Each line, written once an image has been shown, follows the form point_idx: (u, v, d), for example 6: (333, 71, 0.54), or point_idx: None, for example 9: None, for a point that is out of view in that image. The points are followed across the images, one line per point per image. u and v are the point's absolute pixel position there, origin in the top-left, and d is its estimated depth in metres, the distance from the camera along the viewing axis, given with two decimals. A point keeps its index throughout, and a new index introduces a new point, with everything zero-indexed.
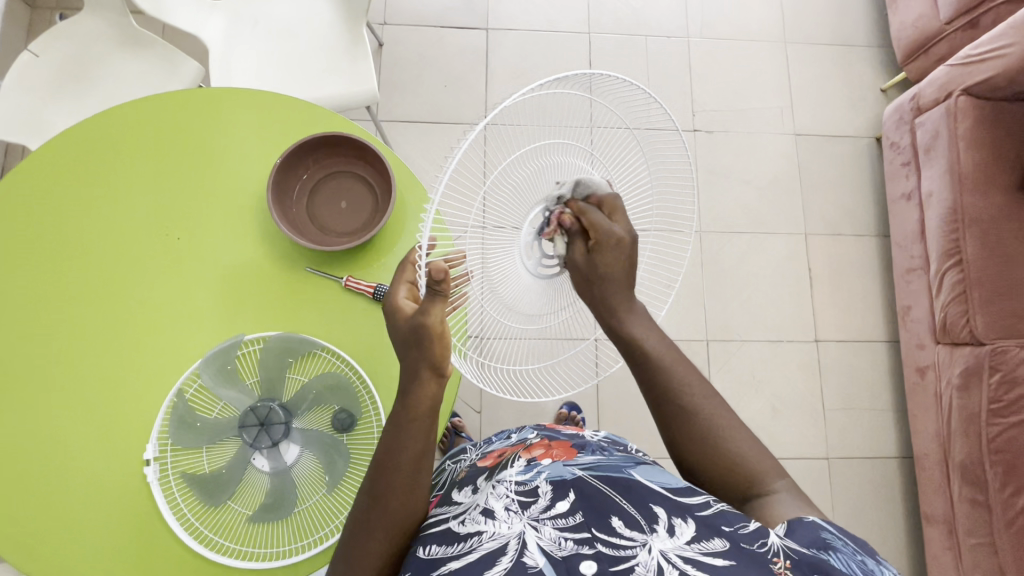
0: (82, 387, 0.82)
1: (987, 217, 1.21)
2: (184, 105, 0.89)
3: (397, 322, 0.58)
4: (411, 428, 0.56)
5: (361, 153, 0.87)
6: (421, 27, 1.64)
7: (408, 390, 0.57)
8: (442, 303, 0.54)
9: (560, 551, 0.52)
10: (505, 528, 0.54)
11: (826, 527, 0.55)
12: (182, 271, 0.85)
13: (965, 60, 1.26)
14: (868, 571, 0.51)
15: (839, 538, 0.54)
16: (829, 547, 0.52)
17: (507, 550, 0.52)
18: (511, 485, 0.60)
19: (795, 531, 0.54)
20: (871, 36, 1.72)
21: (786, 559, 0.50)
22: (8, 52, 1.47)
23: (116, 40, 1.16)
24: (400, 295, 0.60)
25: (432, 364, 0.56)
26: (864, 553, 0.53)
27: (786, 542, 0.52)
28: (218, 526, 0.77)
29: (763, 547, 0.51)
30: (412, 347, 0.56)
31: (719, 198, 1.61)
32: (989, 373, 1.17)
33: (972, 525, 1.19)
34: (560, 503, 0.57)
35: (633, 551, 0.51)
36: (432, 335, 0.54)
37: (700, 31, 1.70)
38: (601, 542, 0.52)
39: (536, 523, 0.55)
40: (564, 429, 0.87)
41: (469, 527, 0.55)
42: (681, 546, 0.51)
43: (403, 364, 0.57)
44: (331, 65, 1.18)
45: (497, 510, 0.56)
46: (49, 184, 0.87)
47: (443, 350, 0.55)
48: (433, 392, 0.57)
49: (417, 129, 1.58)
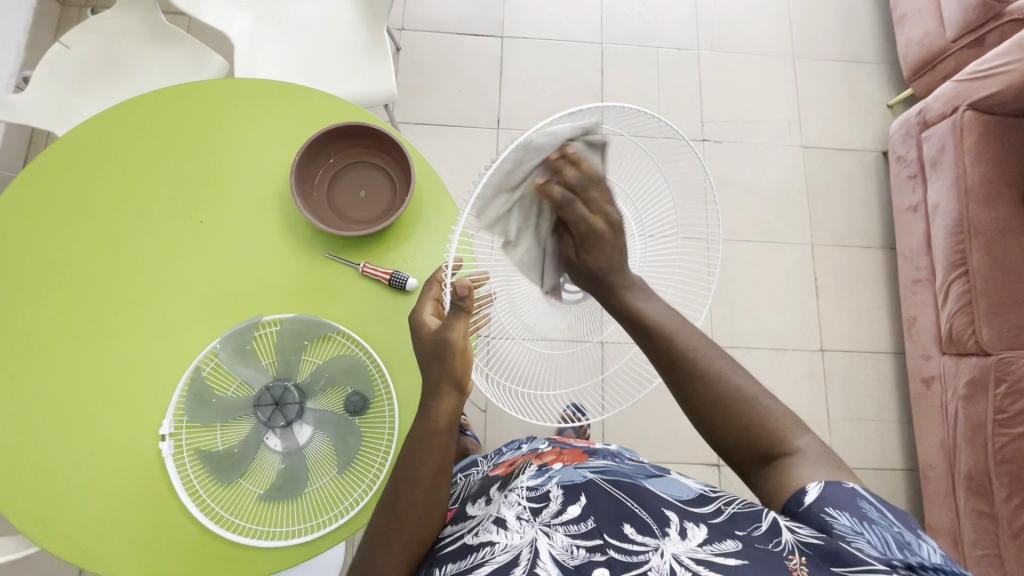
0: (103, 358, 0.83)
1: (993, 229, 1.23)
2: (207, 93, 0.92)
3: (421, 336, 0.59)
4: (429, 442, 0.57)
5: (381, 145, 0.90)
6: (438, 33, 1.68)
7: (428, 403, 0.57)
8: (465, 320, 0.55)
9: (573, 559, 0.52)
10: (517, 538, 0.54)
11: (865, 496, 0.53)
12: (203, 251, 0.87)
13: (971, 76, 1.29)
14: (903, 543, 0.50)
15: (876, 508, 0.52)
16: (864, 517, 0.51)
17: (520, 561, 0.52)
18: (523, 493, 0.61)
19: (827, 496, 0.53)
20: (878, 54, 1.76)
21: (800, 556, 0.49)
22: (40, 46, 1.52)
23: (146, 34, 1.20)
24: (426, 310, 0.61)
25: (454, 379, 0.56)
26: (903, 527, 0.52)
27: (800, 535, 0.51)
28: (230, 503, 0.78)
29: (777, 546, 0.50)
30: (434, 361, 0.56)
31: (726, 206, 1.63)
32: (994, 383, 1.18)
33: (977, 537, 1.18)
34: (571, 507, 0.58)
35: (644, 556, 0.51)
36: (453, 349, 0.55)
37: (710, 44, 1.74)
38: (613, 549, 0.52)
39: (548, 530, 0.55)
40: (575, 441, 0.87)
41: (482, 537, 0.56)
42: (693, 549, 0.51)
43: (425, 377, 0.58)
44: (354, 65, 1.21)
45: (509, 519, 0.57)
46: (82, 162, 0.90)
47: (464, 365, 0.56)
48: (451, 406, 0.57)
49: (431, 131, 1.61)
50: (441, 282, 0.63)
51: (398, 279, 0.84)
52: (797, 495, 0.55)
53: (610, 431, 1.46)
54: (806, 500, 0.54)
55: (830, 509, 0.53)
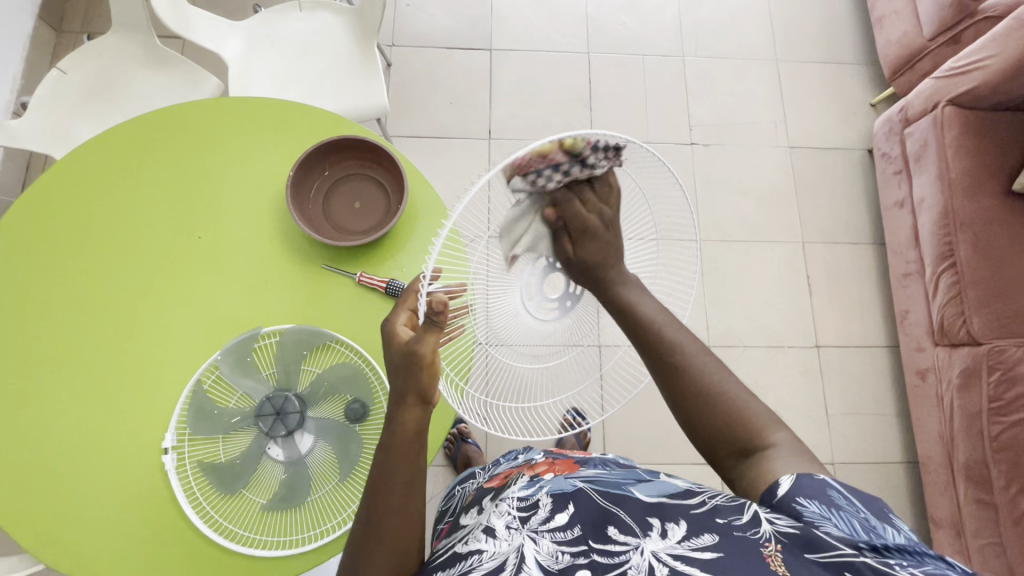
0: (107, 375, 0.84)
1: (978, 220, 1.25)
2: (204, 112, 0.95)
3: (392, 348, 0.57)
4: (399, 451, 0.56)
5: (375, 156, 0.92)
6: (428, 49, 1.71)
7: (393, 414, 0.56)
8: (436, 334, 0.54)
9: (557, 564, 0.53)
10: (505, 546, 0.55)
11: (834, 485, 0.54)
12: (202, 266, 0.89)
13: (949, 73, 1.32)
14: (871, 528, 0.51)
15: (844, 496, 0.53)
16: (833, 504, 0.52)
17: (506, 565, 0.52)
18: (513, 502, 0.62)
19: (800, 487, 0.54)
20: (858, 54, 1.80)
21: (777, 543, 0.49)
22: (36, 74, 1.54)
23: (142, 57, 1.23)
24: (398, 321, 0.59)
25: (419, 392, 0.56)
26: (869, 512, 0.53)
27: (778, 526, 0.51)
28: (234, 514, 0.78)
29: (755, 533, 0.51)
30: (401, 372, 0.56)
31: (717, 207, 1.65)
32: (988, 372, 1.19)
33: (980, 526, 1.19)
34: (559, 515, 0.59)
35: (625, 556, 0.52)
36: (421, 363, 0.54)
37: (695, 51, 1.77)
38: (597, 552, 0.53)
39: (535, 536, 0.56)
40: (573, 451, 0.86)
41: (470, 546, 0.57)
42: (672, 545, 0.52)
43: (390, 388, 0.57)
44: (346, 81, 1.24)
45: (498, 528, 0.58)
46: (83, 183, 0.91)
47: (430, 378, 0.56)
48: (416, 418, 0.56)
49: (423, 144, 1.64)
50: (419, 292, 0.60)
51: (394, 287, 0.85)
52: (771, 489, 0.56)
53: (610, 434, 1.46)
54: (779, 492, 0.54)
55: (801, 498, 0.53)
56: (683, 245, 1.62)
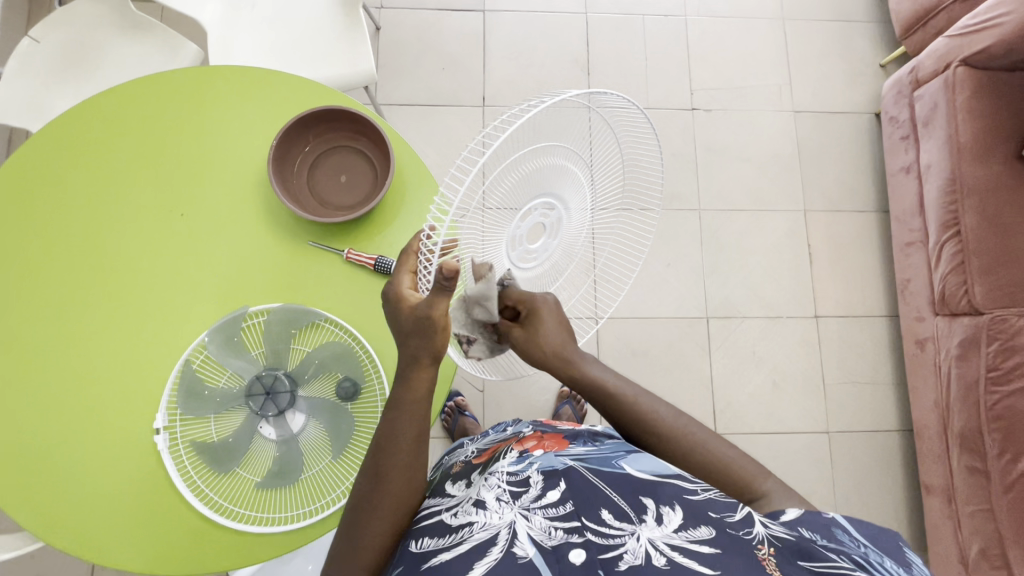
0: (96, 357, 0.83)
1: (986, 187, 1.22)
2: (178, 84, 0.90)
3: (401, 314, 0.57)
4: (409, 412, 0.59)
5: (361, 128, 0.88)
6: (419, 11, 1.64)
7: (407, 374, 0.59)
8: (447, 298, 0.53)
9: (550, 540, 0.52)
10: (496, 518, 0.55)
11: (842, 528, 0.55)
12: (184, 246, 0.86)
13: (963, 30, 1.26)
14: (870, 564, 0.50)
15: (850, 537, 0.53)
16: (833, 538, 0.53)
17: (497, 540, 0.52)
18: (503, 477, 0.62)
19: (803, 519, 0.56)
20: (870, 12, 1.72)
21: (770, 546, 0.52)
22: (11, 40, 1.49)
23: (116, 23, 1.17)
24: (403, 284, 0.58)
25: (433, 353, 0.57)
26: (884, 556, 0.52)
27: (772, 530, 0.54)
28: (227, 492, 0.79)
29: (748, 535, 0.52)
30: (412, 336, 0.57)
31: (718, 176, 1.61)
32: (987, 342, 1.18)
33: (971, 492, 1.20)
34: (550, 492, 0.59)
35: (621, 539, 0.51)
36: (435, 327, 0.55)
37: (698, 9, 1.69)
38: (591, 532, 0.53)
39: (526, 513, 0.56)
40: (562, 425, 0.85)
41: (461, 518, 0.57)
42: (669, 534, 0.51)
43: (402, 351, 0.58)
44: (329, 47, 1.19)
45: (489, 500, 0.58)
46: (57, 160, 0.88)
47: (444, 340, 0.57)
48: (427, 378, 0.59)
49: (416, 112, 1.58)
50: (417, 252, 0.59)
51: (383, 264, 0.84)
52: (777, 514, 0.58)
53: None
54: (783, 517, 0.57)
55: (803, 527, 0.55)
56: (682, 214, 1.58)
